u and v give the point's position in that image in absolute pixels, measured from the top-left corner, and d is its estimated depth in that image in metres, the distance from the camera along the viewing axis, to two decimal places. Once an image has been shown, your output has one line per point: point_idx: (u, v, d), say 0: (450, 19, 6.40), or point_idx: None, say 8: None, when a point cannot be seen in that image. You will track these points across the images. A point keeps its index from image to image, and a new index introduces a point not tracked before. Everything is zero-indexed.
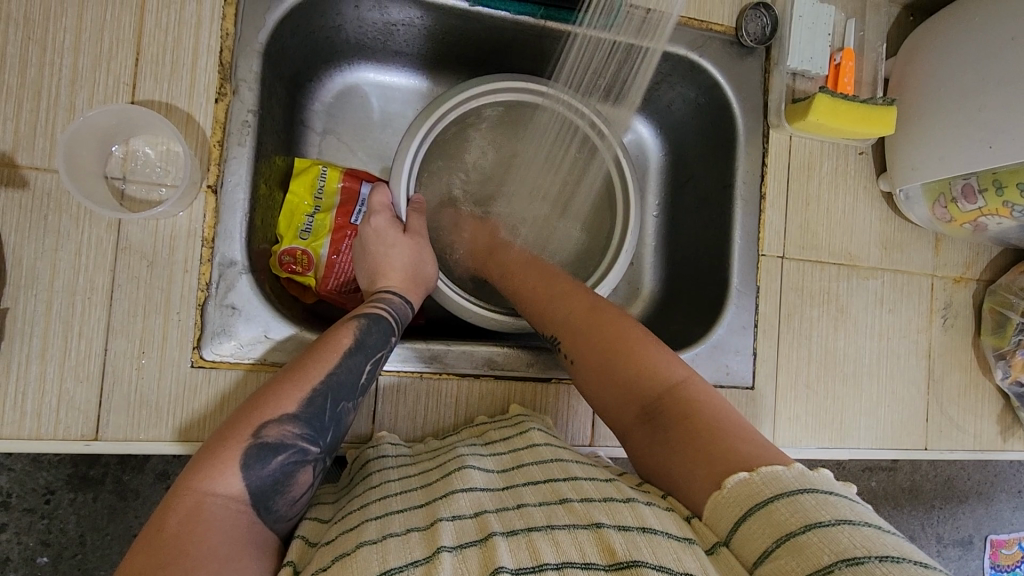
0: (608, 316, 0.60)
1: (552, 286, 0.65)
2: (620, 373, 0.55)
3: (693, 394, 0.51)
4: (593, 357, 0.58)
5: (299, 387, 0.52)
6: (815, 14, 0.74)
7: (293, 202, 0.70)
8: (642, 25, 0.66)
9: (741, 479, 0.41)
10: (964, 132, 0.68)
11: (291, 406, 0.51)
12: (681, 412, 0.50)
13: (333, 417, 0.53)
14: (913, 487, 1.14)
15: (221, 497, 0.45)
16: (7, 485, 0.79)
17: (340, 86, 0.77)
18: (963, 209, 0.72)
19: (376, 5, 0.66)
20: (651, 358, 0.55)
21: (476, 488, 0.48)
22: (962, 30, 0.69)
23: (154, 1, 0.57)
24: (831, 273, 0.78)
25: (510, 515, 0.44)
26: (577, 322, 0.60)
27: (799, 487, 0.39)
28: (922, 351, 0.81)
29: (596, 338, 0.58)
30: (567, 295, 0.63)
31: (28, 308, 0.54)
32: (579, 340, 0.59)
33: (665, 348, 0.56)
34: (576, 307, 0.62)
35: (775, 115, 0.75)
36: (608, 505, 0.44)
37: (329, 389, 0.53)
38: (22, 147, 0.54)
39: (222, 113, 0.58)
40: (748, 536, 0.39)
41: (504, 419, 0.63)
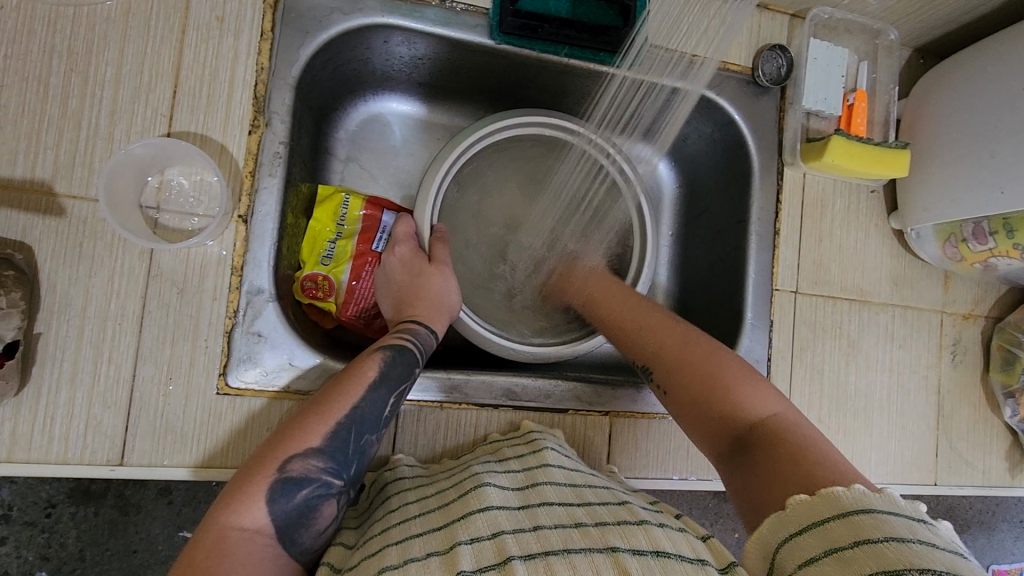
0: (702, 347, 0.62)
1: (645, 311, 0.67)
2: (716, 400, 0.56)
3: (787, 426, 0.52)
4: (685, 388, 0.59)
5: (324, 421, 0.53)
6: (829, 56, 0.76)
7: (316, 229, 0.71)
8: (687, 69, 0.70)
9: (804, 499, 0.42)
10: (978, 174, 0.69)
11: (315, 440, 0.51)
12: (774, 436, 0.51)
13: (357, 451, 0.54)
14: None
15: (247, 530, 0.46)
16: (9, 498, 0.79)
17: (364, 115, 0.78)
18: (974, 249, 0.74)
19: (404, 40, 0.68)
20: (750, 387, 0.56)
21: (492, 508, 0.48)
22: (972, 77, 0.71)
23: (193, 36, 0.59)
24: (843, 308, 0.79)
25: (527, 538, 0.44)
26: (669, 351, 0.62)
27: (857, 507, 0.40)
28: (932, 387, 0.82)
29: (689, 365, 0.60)
30: (660, 324, 0.65)
31: (60, 334, 0.54)
32: (671, 368, 0.61)
33: (760, 380, 0.57)
34: (671, 336, 0.63)
35: (790, 153, 0.77)
36: (622, 528, 0.45)
37: (353, 422, 0.54)
38: (61, 175, 0.55)
39: (255, 144, 0.60)
40: (801, 549, 0.40)
41: (516, 437, 0.64)
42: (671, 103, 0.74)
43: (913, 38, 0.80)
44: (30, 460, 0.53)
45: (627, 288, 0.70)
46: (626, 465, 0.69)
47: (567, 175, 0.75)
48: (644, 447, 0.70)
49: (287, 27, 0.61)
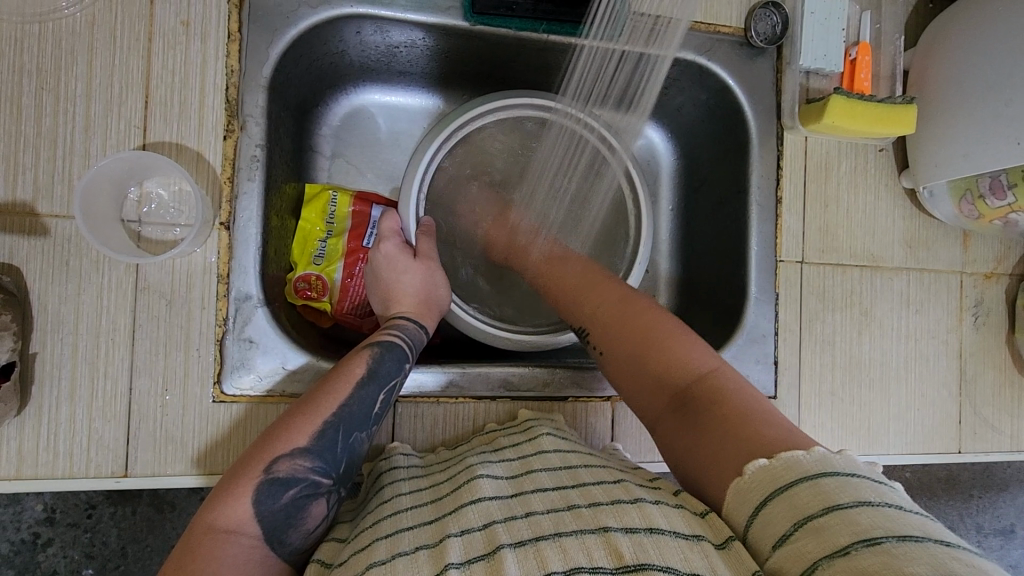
0: (639, 308, 0.61)
1: (581, 269, 0.67)
2: (645, 362, 0.57)
3: (723, 380, 0.52)
4: (624, 350, 0.59)
5: (310, 420, 0.53)
6: (827, 9, 0.72)
7: (306, 228, 0.71)
8: (650, 34, 0.62)
9: (762, 464, 0.42)
10: (994, 127, 0.65)
11: (302, 440, 0.52)
12: (711, 398, 0.51)
13: (347, 448, 0.54)
14: (949, 477, 1.12)
15: (234, 531, 0.47)
16: (50, 501, 0.82)
17: (347, 109, 0.77)
18: (992, 206, 0.69)
19: (377, 30, 0.66)
20: (680, 347, 0.56)
21: (484, 498, 0.48)
22: (989, 20, 0.66)
23: (160, 43, 0.58)
24: (854, 275, 0.76)
25: (518, 525, 0.44)
26: (605, 314, 0.62)
27: (820, 471, 0.40)
28: (952, 352, 0.79)
29: (625, 326, 0.60)
30: (593, 281, 0.65)
31: (56, 352, 0.55)
32: (609, 330, 0.61)
33: (685, 334, 0.57)
34: (605, 294, 0.64)
35: (789, 117, 0.73)
36: (617, 508, 0.44)
37: (341, 420, 0.54)
38: (42, 195, 0.55)
39: (231, 150, 0.59)
40: (770, 520, 0.40)
41: (514, 426, 0.63)
42: (644, 73, 0.65)
43: None
44: (38, 476, 0.55)
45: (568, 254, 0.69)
46: (632, 449, 0.68)
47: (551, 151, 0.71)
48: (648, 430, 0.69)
49: (254, 26, 0.59)
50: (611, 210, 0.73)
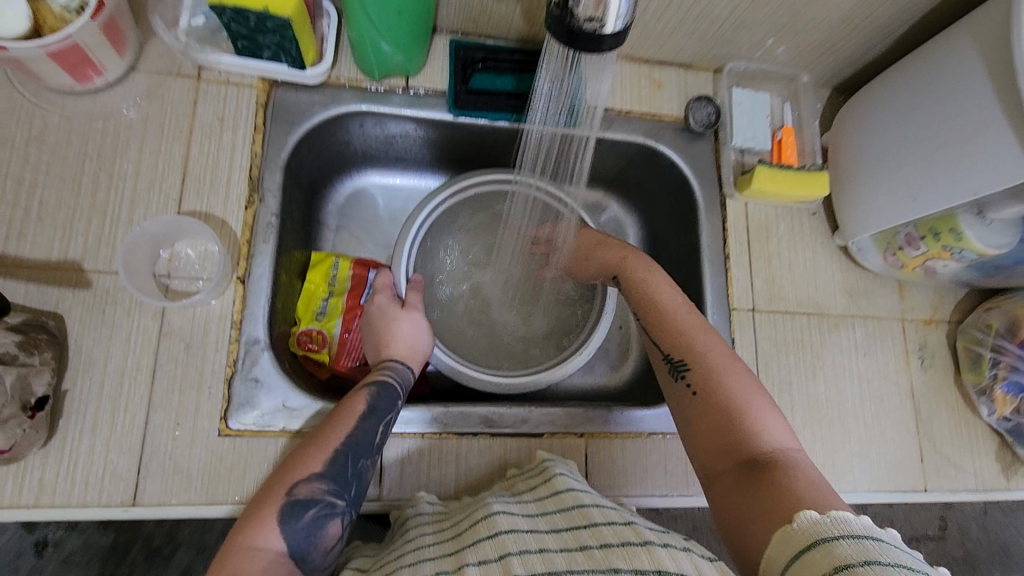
0: (736, 367, 0.59)
1: (693, 312, 0.65)
2: (734, 422, 0.55)
3: (799, 465, 0.50)
4: (704, 401, 0.58)
5: (321, 449, 0.59)
6: (752, 101, 0.87)
7: (310, 289, 0.81)
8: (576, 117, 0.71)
9: (813, 518, 0.43)
10: (891, 187, 0.75)
11: (317, 466, 0.57)
12: (782, 472, 0.49)
13: (356, 474, 0.59)
14: None
15: (264, 550, 0.51)
16: None
17: (350, 189, 0.90)
18: (910, 255, 0.78)
19: (376, 123, 0.80)
20: (765, 420, 0.54)
21: (500, 532, 0.53)
22: (875, 100, 0.78)
23: (199, 134, 0.71)
24: (802, 322, 0.84)
25: (531, 560, 0.49)
26: (694, 362, 0.60)
27: (866, 533, 0.40)
28: (905, 392, 0.85)
29: (712, 378, 0.58)
30: (691, 328, 0.63)
31: (84, 389, 0.62)
32: (697, 376, 0.59)
33: (782, 416, 0.55)
34: (717, 344, 0.61)
35: (728, 186, 0.85)
36: (625, 549, 0.48)
37: (349, 448, 0.60)
38: (89, 254, 0.65)
39: (250, 217, 0.70)
40: (805, 567, 0.40)
41: (531, 469, 0.68)
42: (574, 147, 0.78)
43: (828, 78, 0.91)
44: (54, 506, 0.59)
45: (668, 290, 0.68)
46: (606, 484, 0.73)
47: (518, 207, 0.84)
48: (620, 465, 0.74)
49: (276, 122, 0.73)
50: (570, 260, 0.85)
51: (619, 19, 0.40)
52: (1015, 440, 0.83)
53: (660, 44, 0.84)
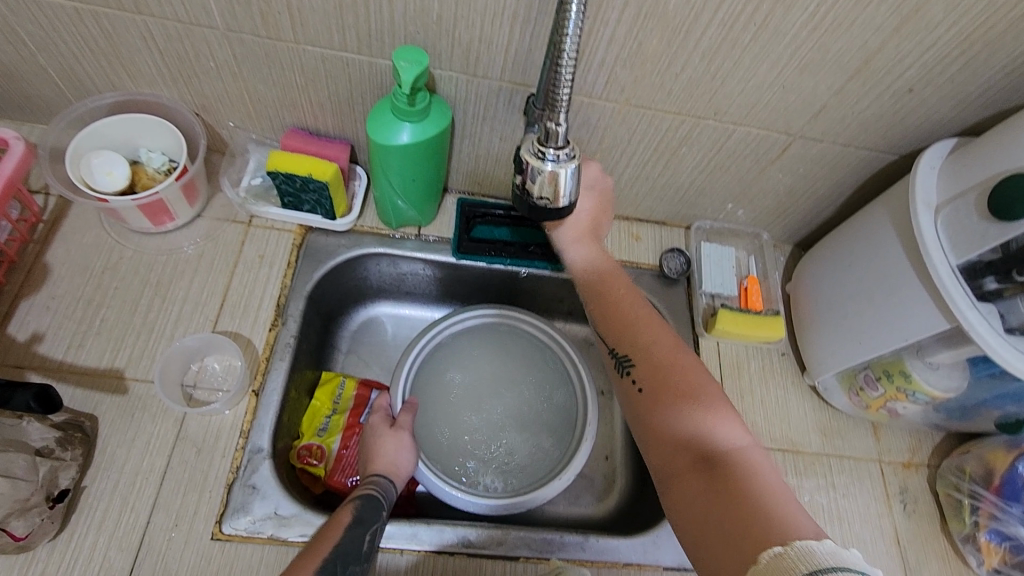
0: (688, 371, 0.68)
1: (640, 316, 0.75)
2: (681, 417, 0.64)
3: (748, 457, 0.59)
4: (663, 401, 0.66)
5: (313, 556, 0.63)
6: (719, 254, 0.99)
7: (316, 407, 0.89)
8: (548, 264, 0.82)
9: (777, 553, 0.49)
10: (845, 333, 0.83)
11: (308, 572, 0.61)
12: (738, 470, 0.57)
13: None
14: None
15: None
16: None
17: (363, 318, 1.01)
18: (871, 395, 0.84)
19: (390, 263, 0.95)
20: (718, 417, 0.63)
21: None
22: (827, 254, 0.89)
23: (241, 267, 0.85)
24: (778, 458, 0.87)
25: None
26: (657, 364, 0.69)
27: (831, 567, 0.46)
28: (889, 538, 0.84)
29: (669, 382, 0.67)
30: (649, 332, 0.73)
31: (100, 486, 0.69)
32: (657, 376, 0.68)
33: (727, 410, 0.64)
34: (652, 338, 0.72)
35: (700, 326, 0.94)
36: None
37: (339, 555, 0.63)
38: (131, 364, 0.76)
39: (272, 338, 0.81)
40: None
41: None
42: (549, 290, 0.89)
43: (788, 237, 1.03)
44: None
45: (627, 291, 0.77)
46: None
47: (499, 344, 0.97)
48: None
49: (305, 260, 0.88)
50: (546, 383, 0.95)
51: (566, 195, 0.59)
52: None
53: (635, 205, 0.99)
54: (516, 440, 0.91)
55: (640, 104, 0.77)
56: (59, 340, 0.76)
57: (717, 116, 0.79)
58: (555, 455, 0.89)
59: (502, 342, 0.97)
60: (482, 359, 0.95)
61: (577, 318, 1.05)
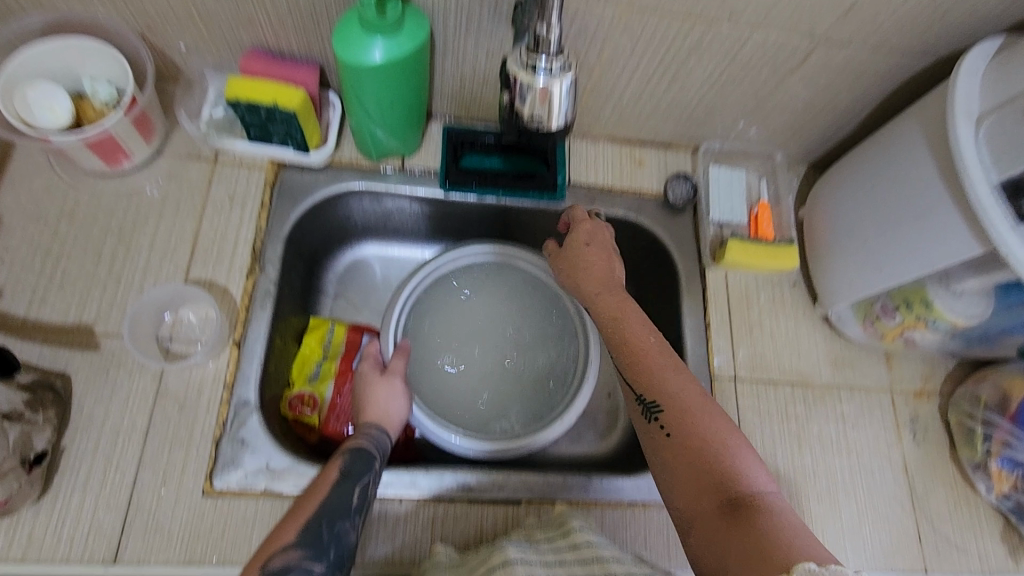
0: (703, 404, 0.63)
1: (648, 338, 0.68)
2: (701, 455, 0.59)
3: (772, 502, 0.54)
4: (680, 441, 0.60)
5: (296, 519, 0.60)
6: (728, 178, 0.92)
7: (305, 354, 0.85)
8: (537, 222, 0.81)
9: (809, 569, 0.46)
10: (864, 260, 0.77)
11: (290, 536, 0.58)
12: (763, 516, 0.52)
13: (333, 537, 0.60)
14: None
15: None
16: None
17: (350, 259, 0.96)
18: (888, 324, 0.79)
19: (373, 199, 0.87)
20: (738, 457, 0.58)
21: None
22: (848, 174, 0.82)
23: (210, 210, 0.79)
24: (786, 392, 0.84)
25: None
26: (668, 395, 0.63)
27: None
28: (898, 466, 0.83)
29: (686, 416, 0.61)
30: (662, 359, 0.66)
31: (81, 446, 0.66)
32: (674, 411, 0.62)
33: (746, 447, 0.59)
34: (662, 366, 0.66)
35: (707, 258, 0.89)
36: None
37: (324, 513, 0.61)
38: (99, 319, 0.71)
39: (250, 285, 0.76)
40: None
41: (549, 524, 0.68)
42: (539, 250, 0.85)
43: (803, 156, 0.95)
44: (40, 560, 0.62)
45: (634, 311, 0.71)
46: None
47: (499, 287, 0.91)
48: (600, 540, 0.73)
49: (281, 199, 0.81)
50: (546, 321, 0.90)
51: (560, 117, 0.51)
52: (1021, 521, 0.80)
53: (638, 127, 0.90)
54: (517, 383, 0.87)
55: (644, 8, 0.67)
56: (19, 296, 0.71)
57: (732, 18, 0.69)
58: (557, 395, 0.86)
59: (502, 284, 0.91)
60: (480, 303, 0.91)
61: None
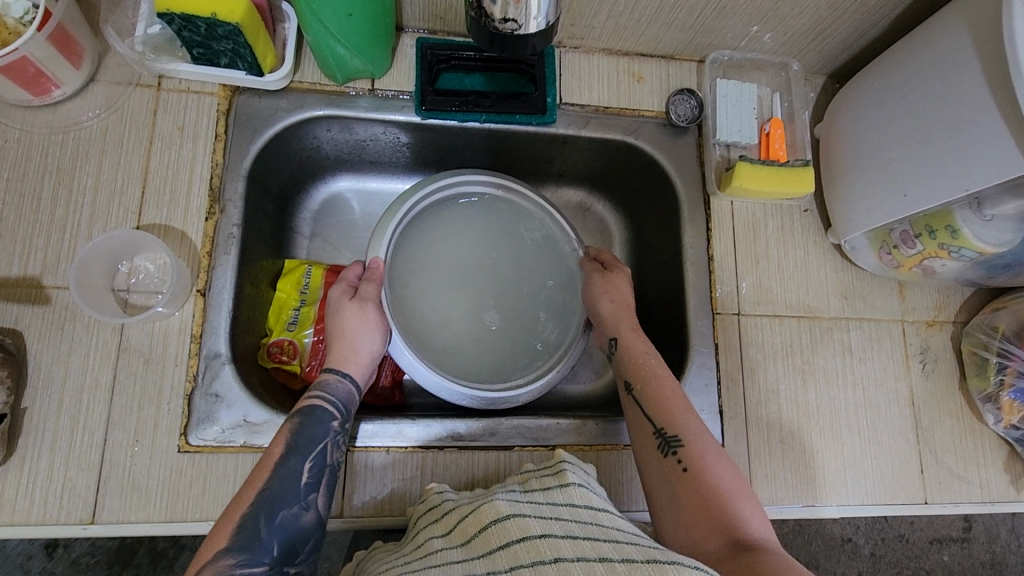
0: (719, 456, 0.61)
1: (673, 384, 0.67)
2: (712, 497, 0.57)
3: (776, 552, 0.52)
4: (691, 483, 0.58)
5: (231, 516, 0.55)
6: (737, 92, 0.82)
7: (281, 300, 0.80)
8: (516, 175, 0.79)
9: None
10: (883, 183, 0.71)
11: (223, 540, 0.54)
12: (768, 557, 0.50)
13: (277, 527, 0.56)
14: (994, 560, 1.15)
15: None
16: None
17: (324, 195, 0.88)
18: (906, 254, 0.74)
19: (343, 127, 0.78)
20: (746, 510, 0.56)
21: (514, 542, 0.46)
22: (874, 85, 0.73)
23: (159, 144, 0.70)
24: (792, 326, 0.79)
25: (534, 545, 0.45)
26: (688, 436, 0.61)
27: None
28: (904, 399, 0.80)
29: (700, 459, 0.60)
30: (685, 406, 0.65)
31: (43, 406, 0.62)
32: (691, 450, 0.60)
33: (755, 506, 0.57)
34: (683, 408, 0.64)
35: (711, 184, 0.81)
36: (585, 563, 0.41)
37: (262, 504, 0.56)
38: (47, 270, 0.65)
39: (211, 229, 0.69)
40: None
41: (546, 467, 0.60)
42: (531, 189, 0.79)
43: (821, 67, 0.86)
44: (15, 523, 0.60)
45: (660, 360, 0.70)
46: None
47: (484, 221, 0.84)
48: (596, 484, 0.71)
49: (236, 128, 0.72)
50: (537, 262, 0.84)
51: (541, 17, 0.45)
52: None
53: (637, 36, 0.80)
54: (506, 331, 0.81)
55: None
56: None
57: None
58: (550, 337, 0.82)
59: (488, 216, 0.84)
60: (465, 239, 0.83)
61: (570, 181, 0.91)
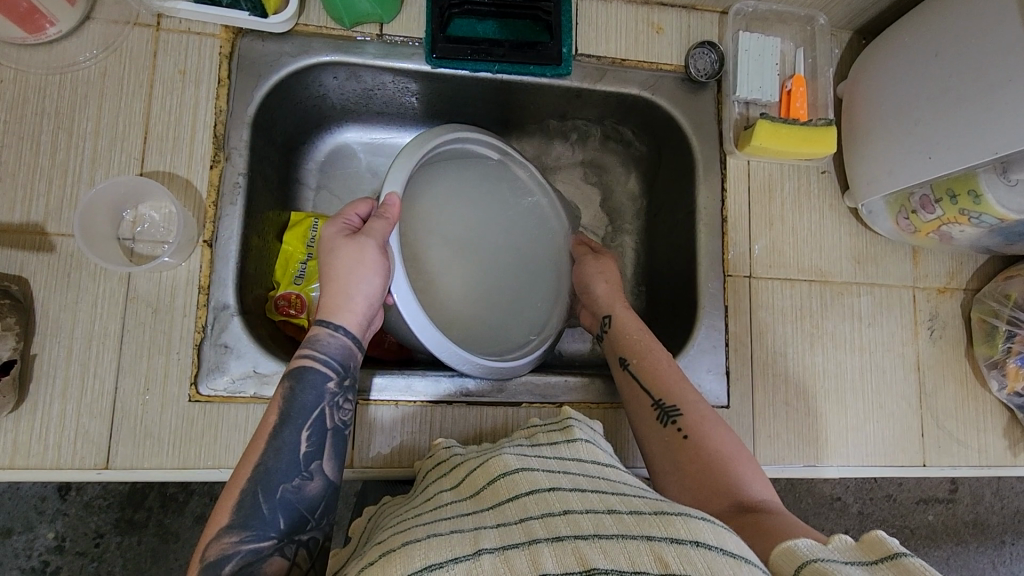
0: (718, 426, 0.61)
1: (668, 358, 0.68)
2: (713, 462, 0.58)
3: (778, 508, 0.53)
4: (691, 451, 0.59)
5: (231, 491, 0.54)
6: (760, 47, 0.78)
7: (288, 253, 0.78)
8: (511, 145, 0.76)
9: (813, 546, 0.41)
10: (908, 145, 0.69)
11: (224, 517, 0.53)
12: (770, 513, 0.51)
13: (281, 499, 0.55)
14: (976, 521, 1.19)
15: None
16: (63, 530, 0.95)
17: (330, 146, 0.86)
18: (924, 219, 0.72)
19: (350, 75, 0.75)
20: (748, 473, 0.57)
21: (523, 494, 0.46)
22: (903, 41, 0.70)
23: (160, 88, 0.68)
24: (803, 289, 0.79)
25: (542, 498, 0.45)
26: (685, 407, 0.62)
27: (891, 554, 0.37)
28: (910, 364, 0.80)
29: (699, 429, 0.61)
30: (680, 378, 0.65)
31: (52, 353, 0.62)
32: (688, 421, 0.61)
33: (756, 469, 0.58)
34: (680, 380, 0.65)
35: (729, 143, 0.79)
36: (592, 514, 0.42)
37: (260, 479, 0.55)
38: (50, 218, 0.64)
39: (216, 177, 0.67)
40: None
41: (553, 423, 0.60)
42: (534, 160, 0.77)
43: (848, 21, 0.82)
44: (30, 466, 0.61)
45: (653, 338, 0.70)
46: None
47: (480, 179, 0.80)
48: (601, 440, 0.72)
49: (240, 73, 0.69)
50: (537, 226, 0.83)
51: None
52: None
53: None
54: (505, 295, 0.79)
55: None
56: None
57: None
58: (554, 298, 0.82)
59: (486, 178, 0.80)
60: (462, 199, 0.78)
61: (582, 137, 0.89)
